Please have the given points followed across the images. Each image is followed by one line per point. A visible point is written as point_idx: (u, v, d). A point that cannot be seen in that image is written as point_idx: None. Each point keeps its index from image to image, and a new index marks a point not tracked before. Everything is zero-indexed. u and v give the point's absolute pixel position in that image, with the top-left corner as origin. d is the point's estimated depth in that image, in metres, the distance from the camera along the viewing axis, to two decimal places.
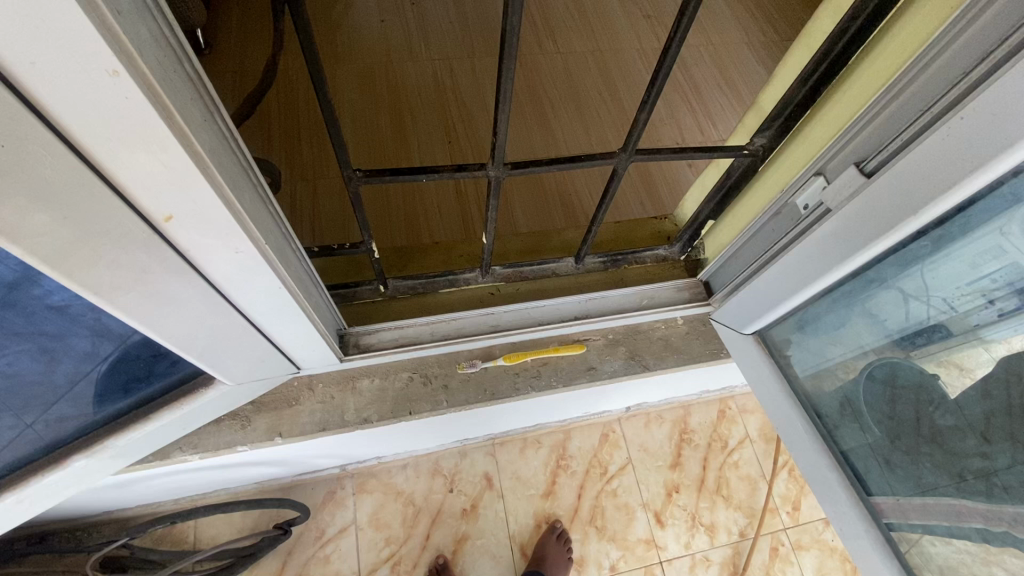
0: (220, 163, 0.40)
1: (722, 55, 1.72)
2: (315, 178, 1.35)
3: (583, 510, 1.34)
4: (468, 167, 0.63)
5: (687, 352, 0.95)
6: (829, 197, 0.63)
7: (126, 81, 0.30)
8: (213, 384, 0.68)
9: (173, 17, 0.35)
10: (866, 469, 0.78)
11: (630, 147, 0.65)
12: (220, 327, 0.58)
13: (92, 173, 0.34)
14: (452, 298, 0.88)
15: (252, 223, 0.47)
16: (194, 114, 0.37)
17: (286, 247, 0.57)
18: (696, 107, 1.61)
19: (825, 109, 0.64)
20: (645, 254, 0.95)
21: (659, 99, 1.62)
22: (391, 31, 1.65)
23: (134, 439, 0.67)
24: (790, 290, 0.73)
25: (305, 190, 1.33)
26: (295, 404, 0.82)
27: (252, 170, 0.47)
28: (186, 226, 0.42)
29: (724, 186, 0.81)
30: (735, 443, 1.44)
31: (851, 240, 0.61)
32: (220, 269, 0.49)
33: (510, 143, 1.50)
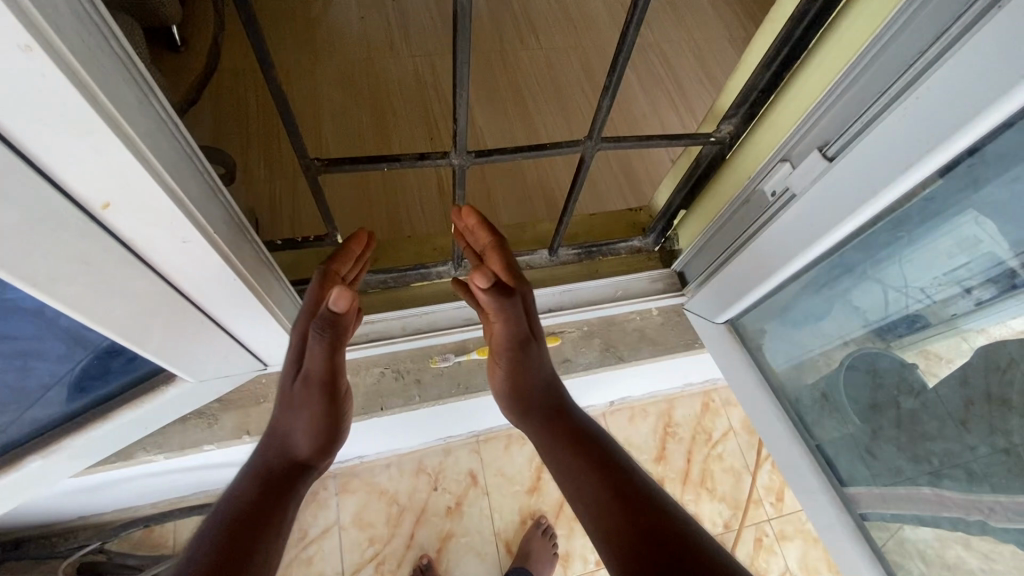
0: (158, 147, 0.39)
1: (702, 48, 1.72)
2: (294, 175, 1.33)
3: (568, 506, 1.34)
4: (431, 155, 0.62)
5: (663, 343, 0.94)
6: (794, 181, 0.62)
7: (41, 58, 0.28)
8: (174, 381, 0.66)
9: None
10: (838, 457, 0.79)
11: (596, 135, 0.64)
12: (174, 320, 0.56)
13: (15, 156, 0.33)
14: (424, 291, 0.87)
15: (200, 210, 0.45)
16: (126, 95, 0.36)
17: (241, 237, 0.55)
18: (676, 101, 1.62)
19: (786, 93, 0.63)
20: (619, 246, 0.94)
21: (640, 92, 1.62)
22: (370, 25, 1.63)
23: (91, 439, 0.65)
24: (761, 277, 0.73)
25: (283, 188, 1.31)
26: (263, 402, 0.79)
27: (198, 157, 0.46)
28: (126, 214, 0.41)
29: (691, 176, 0.80)
30: (719, 435, 1.45)
31: (816, 225, 0.61)
32: (170, 261, 0.48)
33: (492, 138, 1.49)
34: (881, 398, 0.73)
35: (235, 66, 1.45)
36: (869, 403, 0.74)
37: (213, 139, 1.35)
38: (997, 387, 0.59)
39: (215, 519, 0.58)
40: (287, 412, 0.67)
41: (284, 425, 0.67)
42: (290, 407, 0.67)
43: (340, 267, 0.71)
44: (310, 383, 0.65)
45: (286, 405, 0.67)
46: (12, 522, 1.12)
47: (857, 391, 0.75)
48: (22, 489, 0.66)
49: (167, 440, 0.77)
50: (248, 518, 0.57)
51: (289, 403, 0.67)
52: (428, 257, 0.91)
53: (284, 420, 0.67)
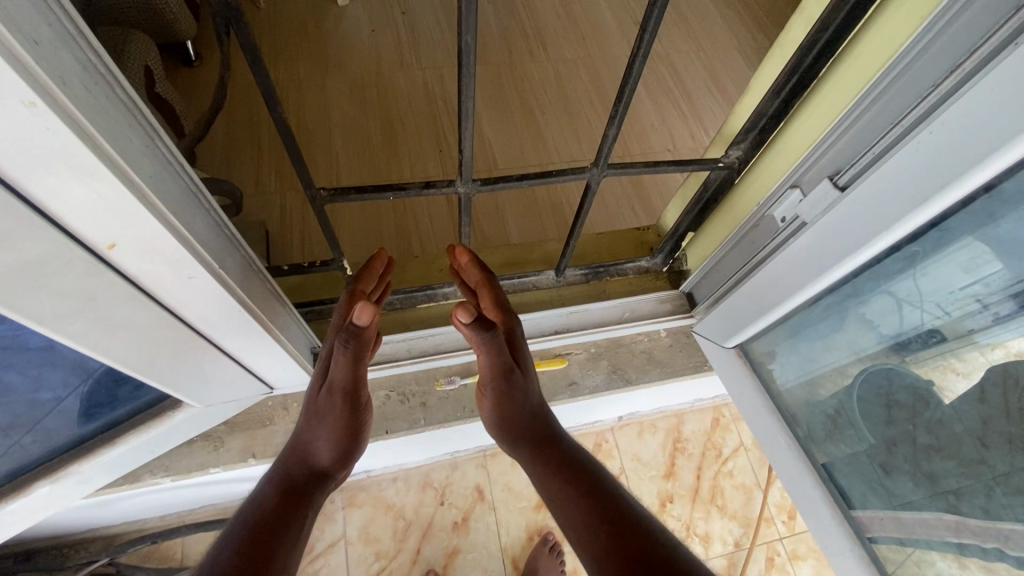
0: (163, 190, 0.39)
1: (712, 60, 1.71)
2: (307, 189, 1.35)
3: None
4: (436, 183, 0.62)
5: (671, 365, 0.92)
6: (805, 210, 0.62)
7: (45, 112, 0.29)
8: (180, 407, 0.66)
9: (100, 44, 0.33)
10: (851, 484, 0.77)
11: (602, 162, 0.64)
12: (181, 350, 0.56)
13: (22, 205, 0.33)
14: (430, 312, 0.88)
15: (204, 249, 0.45)
16: (131, 141, 0.36)
17: (247, 270, 0.55)
18: (686, 113, 1.61)
19: (797, 121, 0.62)
20: (627, 266, 0.93)
21: (650, 105, 1.61)
22: (380, 40, 1.65)
23: (97, 465, 0.65)
24: (772, 304, 0.72)
25: (294, 201, 1.32)
26: (269, 424, 0.79)
27: (204, 194, 0.46)
28: (132, 253, 0.41)
29: (700, 199, 0.80)
30: (729, 451, 1.42)
31: (828, 253, 0.61)
32: (175, 296, 0.48)
33: (502, 151, 1.50)
34: (897, 424, 0.69)
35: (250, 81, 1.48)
36: (885, 427, 0.71)
37: (225, 153, 1.37)
38: (1016, 403, 0.55)
39: (235, 526, 0.57)
40: (306, 422, 0.66)
41: (302, 436, 0.66)
42: (309, 415, 0.67)
43: (363, 286, 0.72)
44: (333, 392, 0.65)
45: (305, 415, 0.67)
46: (24, 534, 1.13)
47: (871, 412, 0.72)
48: (29, 514, 0.66)
49: (174, 462, 0.77)
50: (265, 525, 0.56)
51: (309, 413, 0.67)
52: (436, 278, 0.92)
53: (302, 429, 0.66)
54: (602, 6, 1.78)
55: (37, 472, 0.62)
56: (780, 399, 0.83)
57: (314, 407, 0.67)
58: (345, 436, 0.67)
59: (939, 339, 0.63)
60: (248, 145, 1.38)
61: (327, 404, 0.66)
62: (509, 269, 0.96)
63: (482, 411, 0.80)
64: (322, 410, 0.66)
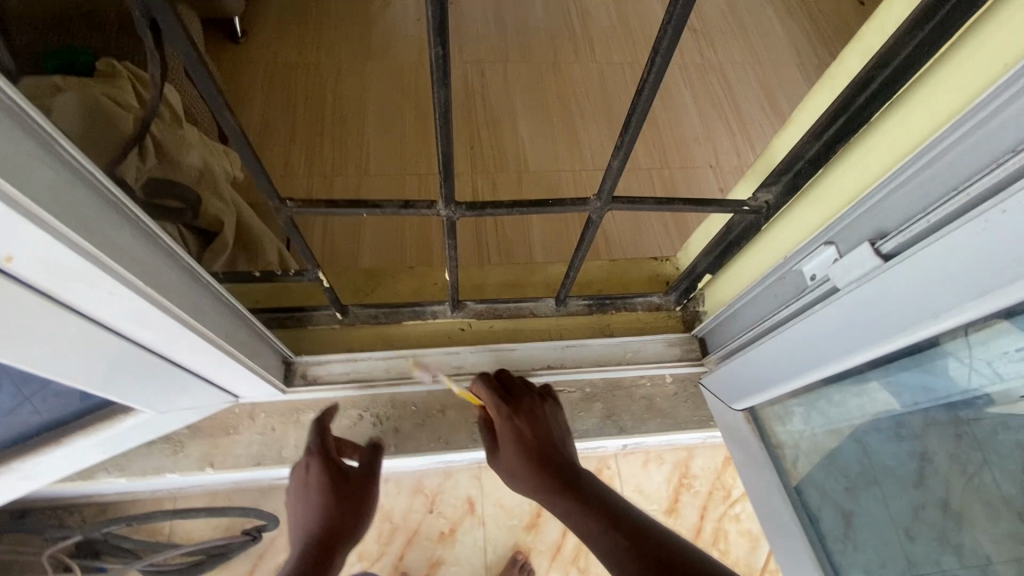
0: (60, 204, 0.35)
1: (768, 75, 1.59)
2: (333, 173, 1.35)
3: (567, 549, 1.24)
4: (416, 203, 0.55)
5: (673, 417, 0.83)
6: (837, 273, 0.53)
7: None
8: (131, 411, 0.63)
9: None
10: (853, 552, 0.67)
11: (605, 196, 0.56)
12: (122, 361, 0.52)
13: None
14: (417, 331, 0.82)
15: (126, 265, 0.42)
16: (9, 149, 0.31)
17: (186, 283, 0.52)
18: (736, 129, 1.49)
19: (836, 170, 0.53)
20: (637, 300, 0.85)
21: (698, 115, 1.51)
22: (426, 29, 1.59)
23: (42, 462, 0.63)
24: (790, 373, 0.63)
25: (322, 185, 1.33)
26: (233, 433, 0.75)
27: (116, 194, 0.41)
28: (34, 267, 0.36)
29: (723, 240, 0.70)
30: (739, 494, 1.32)
31: (859, 328, 0.51)
32: (96, 311, 0.43)
33: (536, 151, 1.43)
34: (925, 497, 0.58)
35: (292, 61, 1.51)
36: (909, 499, 0.59)
37: (264, 131, 1.39)
38: None
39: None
40: (303, 509, 0.69)
41: (306, 521, 0.69)
42: (303, 502, 0.70)
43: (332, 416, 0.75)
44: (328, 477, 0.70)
45: (301, 503, 0.70)
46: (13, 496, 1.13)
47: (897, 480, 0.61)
48: None
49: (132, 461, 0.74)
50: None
51: (303, 500, 0.70)
52: (427, 293, 0.88)
53: (301, 516, 0.69)
54: (658, 12, 1.68)
55: None
56: (791, 457, 0.73)
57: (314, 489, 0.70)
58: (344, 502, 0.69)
59: (972, 409, 0.51)
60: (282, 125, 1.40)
61: (316, 483, 0.70)
62: (509, 290, 0.89)
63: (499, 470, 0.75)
64: (313, 491, 0.69)
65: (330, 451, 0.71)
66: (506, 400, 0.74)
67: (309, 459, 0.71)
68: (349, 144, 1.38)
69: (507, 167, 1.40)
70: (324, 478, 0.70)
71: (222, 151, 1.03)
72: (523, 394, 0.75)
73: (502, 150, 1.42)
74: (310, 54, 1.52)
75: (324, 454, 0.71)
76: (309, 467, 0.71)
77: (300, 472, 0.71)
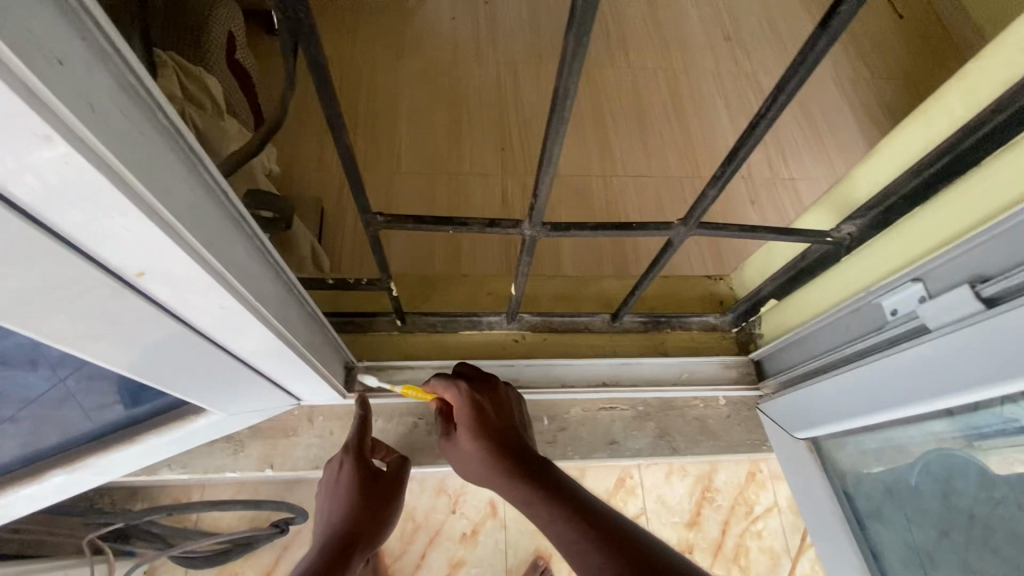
0: (200, 226, 0.36)
1: (802, 85, 1.55)
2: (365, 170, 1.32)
3: None
4: (501, 223, 0.56)
5: (726, 439, 0.82)
6: (927, 314, 0.52)
7: (65, 148, 0.24)
8: (202, 413, 0.63)
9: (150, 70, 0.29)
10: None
11: (692, 221, 0.57)
12: (210, 368, 0.53)
13: (51, 239, 0.29)
14: (473, 341, 0.83)
15: (239, 280, 0.42)
16: (169, 175, 0.32)
17: (279, 293, 0.52)
18: (766, 139, 1.45)
19: (934, 211, 0.53)
20: (692, 320, 0.85)
21: (726, 123, 1.48)
22: (461, 28, 1.59)
23: (113, 459, 0.64)
24: (861, 408, 0.62)
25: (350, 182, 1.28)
26: (292, 436, 0.77)
27: (239, 211, 0.42)
28: (163, 283, 0.37)
29: (793, 268, 0.70)
30: (762, 510, 1.26)
31: (947, 370, 0.51)
32: (204, 323, 0.44)
33: (565, 153, 1.40)
34: (951, 510, 0.62)
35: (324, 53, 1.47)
36: (936, 512, 0.63)
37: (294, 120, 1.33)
38: None
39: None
40: (332, 505, 0.70)
41: (334, 518, 0.69)
42: (334, 499, 0.70)
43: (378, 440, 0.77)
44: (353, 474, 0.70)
45: (331, 499, 0.71)
46: None
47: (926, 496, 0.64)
48: (46, 498, 0.65)
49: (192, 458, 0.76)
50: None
51: (334, 497, 0.70)
52: (483, 304, 0.88)
53: (330, 514, 0.70)
54: (693, 18, 1.66)
55: (55, 459, 0.61)
56: (849, 485, 0.72)
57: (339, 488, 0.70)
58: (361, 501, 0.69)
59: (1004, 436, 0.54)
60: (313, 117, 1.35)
61: (348, 481, 0.70)
62: (562, 303, 0.89)
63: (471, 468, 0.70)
64: (344, 489, 0.70)
65: (363, 450, 0.72)
66: (466, 383, 0.70)
67: (342, 455, 0.71)
68: (380, 140, 1.37)
69: (533, 168, 1.37)
70: (354, 477, 0.70)
71: (260, 143, 1.03)
72: (484, 380, 0.72)
73: (531, 151, 1.40)
74: (343, 47, 1.51)
75: (356, 451, 0.71)
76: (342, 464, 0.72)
77: (333, 469, 0.71)
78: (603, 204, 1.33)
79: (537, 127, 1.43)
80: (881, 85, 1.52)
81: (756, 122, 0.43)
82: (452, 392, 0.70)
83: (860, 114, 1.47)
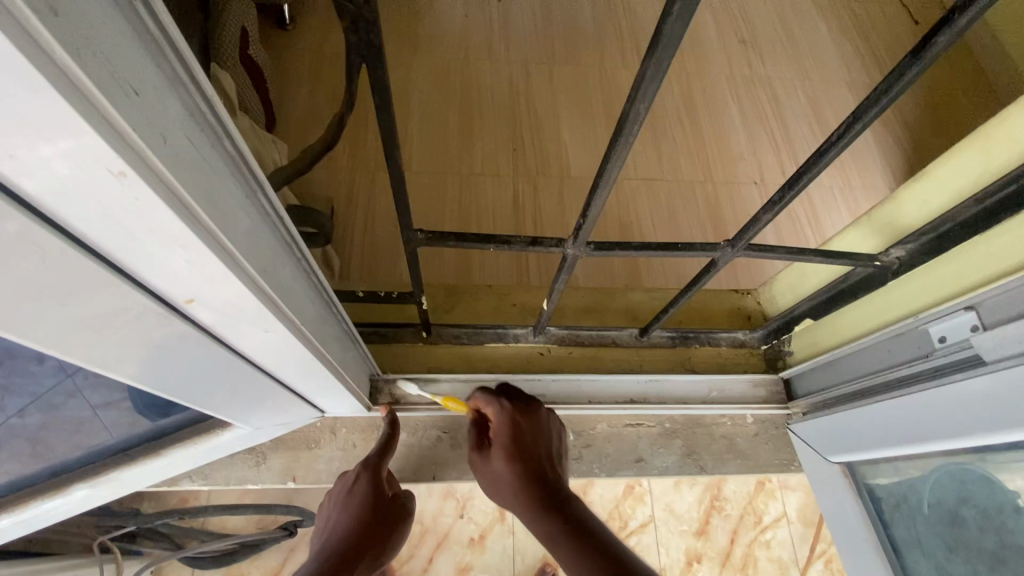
0: (252, 249, 0.34)
1: (817, 92, 1.54)
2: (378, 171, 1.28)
3: None
4: (544, 241, 0.54)
5: (754, 458, 0.81)
6: (983, 345, 0.51)
7: (134, 182, 0.23)
8: (228, 426, 0.62)
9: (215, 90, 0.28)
10: None
11: (741, 244, 0.55)
12: (243, 385, 0.51)
13: (106, 268, 0.28)
14: (498, 354, 0.81)
15: (281, 300, 0.41)
16: (229, 199, 0.30)
17: (316, 311, 0.51)
18: (781, 146, 1.44)
19: (994, 240, 0.51)
20: (721, 336, 0.84)
21: (740, 129, 1.46)
22: (472, 26, 1.57)
23: (135, 472, 0.62)
24: (904, 437, 0.60)
25: (365, 183, 1.26)
26: (315, 448, 0.75)
27: (290, 232, 0.41)
28: (210, 307, 0.35)
29: (834, 288, 0.70)
30: (771, 520, 1.25)
31: (999, 404, 0.49)
32: (244, 343, 0.43)
33: (579, 157, 1.38)
34: (961, 522, 0.62)
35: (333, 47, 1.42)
36: (947, 524, 0.64)
37: (306, 118, 1.30)
38: None
39: None
40: (339, 514, 0.63)
41: (338, 527, 0.61)
42: (340, 509, 0.64)
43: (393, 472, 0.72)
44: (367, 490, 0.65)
45: (338, 510, 0.64)
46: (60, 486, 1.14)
47: (936, 509, 0.65)
48: (64, 512, 0.63)
49: (212, 469, 0.75)
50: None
51: (342, 507, 0.64)
52: (507, 315, 0.86)
53: (334, 524, 0.62)
54: (708, 21, 1.64)
55: (76, 472, 0.59)
56: (886, 514, 0.71)
57: (349, 498, 0.64)
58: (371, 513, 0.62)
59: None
60: (323, 115, 1.31)
61: (361, 493, 0.65)
62: (587, 316, 0.87)
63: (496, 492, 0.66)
64: (355, 499, 0.64)
65: (379, 468, 0.68)
66: (509, 402, 0.67)
67: (361, 470, 0.67)
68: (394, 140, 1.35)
69: (548, 172, 1.35)
70: (369, 490, 0.65)
71: (271, 140, 1.01)
72: (529, 402, 0.68)
73: (547, 156, 1.38)
74: None
75: (376, 467, 0.67)
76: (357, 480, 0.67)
77: (347, 481, 0.67)
78: (615, 208, 1.31)
79: (551, 130, 1.41)
80: None
81: (826, 149, 0.42)
82: (493, 408, 0.68)
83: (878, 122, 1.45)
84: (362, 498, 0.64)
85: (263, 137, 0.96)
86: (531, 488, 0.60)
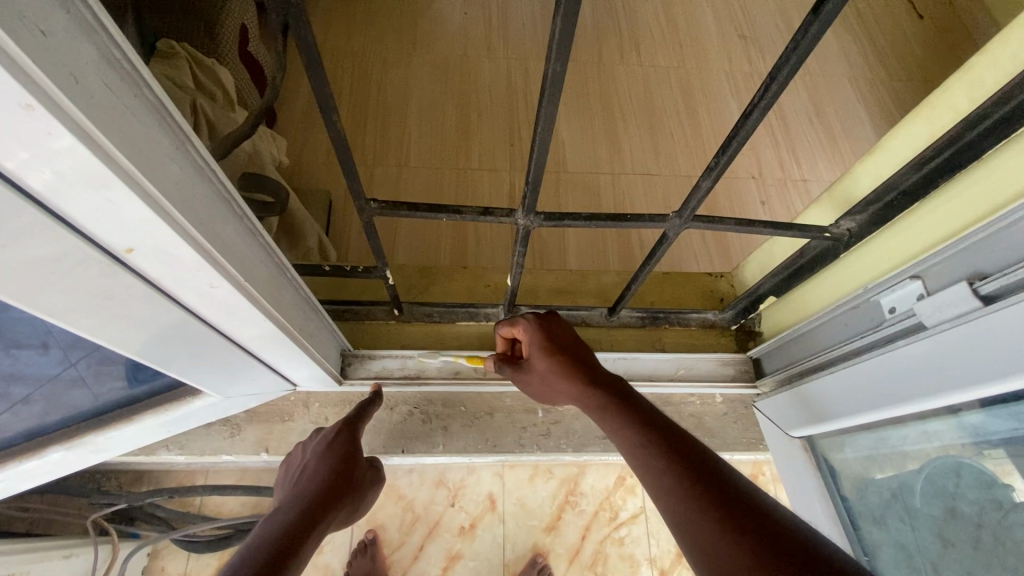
0: (186, 200, 0.36)
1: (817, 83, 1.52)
2: (373, 164, 1.33)
3: (584, 553, 1.14)
4: (495, 211, 0.58)
5: (719, 437, 0.84)
6: (922, 310, 0.52)
7: (45, 116, 0.25)
8: (200, 395, 0.65)
9: (127, 37, 0.30)
10: None
11: (687, 214, 0.57)
12: (205, 350, 0.53)
13: (39, 211, 0.30)
14: (470, 332, 0.82)
15: (226, 256, 0.43)
16: (153, 148, 0.33)
17: (269, 275, 0.53)
18: (779, 132, 1.41)
19: (928, 205, 0.53)
20: (691, 316, 0.84)
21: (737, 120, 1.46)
22: (472, 24, 1.58)
23: (112, 437, 0.65)
24: (857, 409, 0.61)
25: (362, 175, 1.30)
26: (288, 420, 0.79)
27: (229, 190, 0.44)
28: (152, 258, 0.37)
29: (793, 264, 0.71)
30: None
31: (943, 367, 0.49)
32: (197, 302, 0.45)
33: (573, 147, 1.38)
34: (943, 516, 0.60)
35: (336, 51, 1.49)
36: (924, 516, 0.62)
37: (304, 114, 1.35)
38: None
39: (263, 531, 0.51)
40: (314, 466, 0.65)
41: (308, 477, 0.64)
42: (318, 462, 0.66)
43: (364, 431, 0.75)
44: (343, 446, 0.68)
45: (314, 463, 0.66)
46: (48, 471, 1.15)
47: (926, 506, 0.62)
48: (44, 471, 0.66)
49: (192, 441, 0.80)
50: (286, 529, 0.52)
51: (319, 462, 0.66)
52: (480, 296, 0.88)
53: (308, 471, 0.65)
54: (707, 16, 1.64)
55: (53, 436, 0.61)
56: (845, 489, 0.73)
57: (324, 452, 0.67)
58: (347, 468, 0.65)
59: (996, 437, 0.53)
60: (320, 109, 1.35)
61: (337, 447, 0.68)
62: (561, 296, 0.89)
63: (535, 384, 0.68)
64: (331, 453, 0.67)
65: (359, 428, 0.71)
66: (533, 316, 0.67)
67: (341, 425, 0.70)
68: (391, 135, 1.37)
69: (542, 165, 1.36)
70: (347, 446, 0.68)
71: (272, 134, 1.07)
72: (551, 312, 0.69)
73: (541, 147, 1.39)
74: (355, 42, 1.51)
75: (355, 428, 0.71)
76: (336, 433, 0.70)
77: (327, 435, 0.70)
78: (609, 201, 1.32)
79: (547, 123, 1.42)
80: (897, 84, 1.49)
81: (750, 110, 0.44)
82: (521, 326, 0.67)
83: (874, 115, 1.45)
84: (338, 453, 0.67)
85: (262, 131, 1.00)
86: (599, 389, 0.60)
